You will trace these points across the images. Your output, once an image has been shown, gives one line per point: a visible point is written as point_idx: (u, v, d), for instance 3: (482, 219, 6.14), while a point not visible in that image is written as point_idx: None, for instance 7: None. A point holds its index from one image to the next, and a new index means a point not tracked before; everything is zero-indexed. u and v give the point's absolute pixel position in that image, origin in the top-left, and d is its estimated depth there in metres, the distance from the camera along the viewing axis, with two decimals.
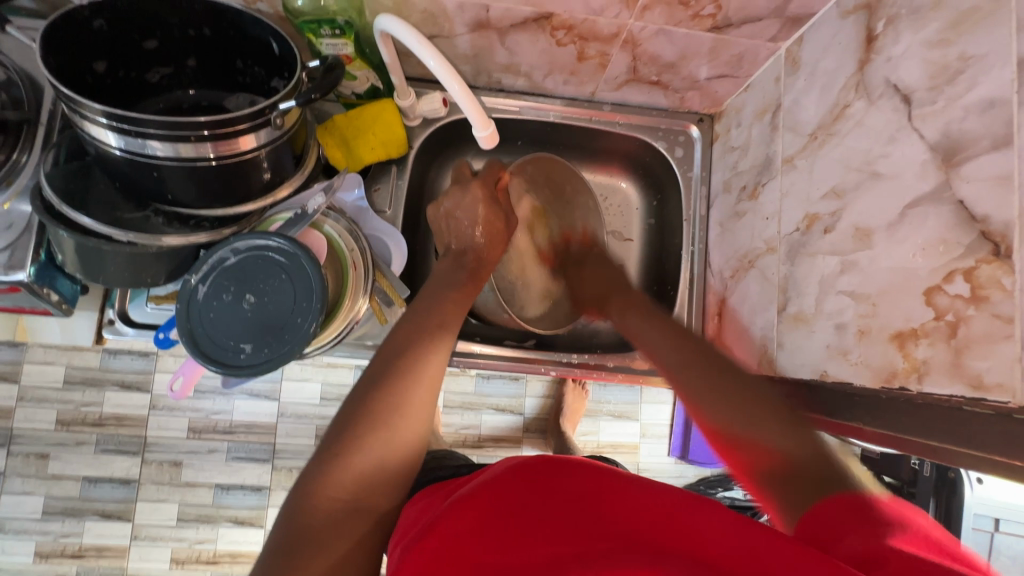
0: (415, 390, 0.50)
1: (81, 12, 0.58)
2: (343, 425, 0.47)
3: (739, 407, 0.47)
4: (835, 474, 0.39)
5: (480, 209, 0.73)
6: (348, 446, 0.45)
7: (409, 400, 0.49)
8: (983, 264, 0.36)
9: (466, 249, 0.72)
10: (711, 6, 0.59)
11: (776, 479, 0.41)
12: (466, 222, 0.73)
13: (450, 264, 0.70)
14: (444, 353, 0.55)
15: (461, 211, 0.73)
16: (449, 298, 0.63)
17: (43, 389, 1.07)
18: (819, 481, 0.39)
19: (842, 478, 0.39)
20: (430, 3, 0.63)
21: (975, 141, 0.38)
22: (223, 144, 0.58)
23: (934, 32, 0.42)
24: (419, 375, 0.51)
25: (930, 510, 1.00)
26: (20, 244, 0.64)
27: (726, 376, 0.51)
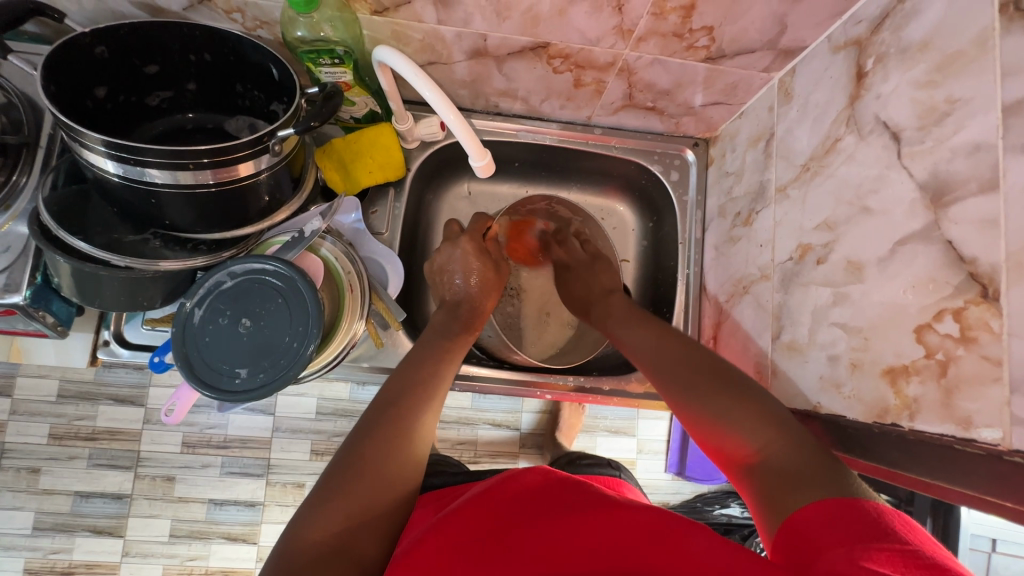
0: (407, 441, 0.51)
1: (84, 39, 0.59)
2: (348, 462, 0.48)
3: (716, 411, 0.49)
4: (828, 474, 0.39)
5: (473, 261, 0.74)
6: (347, 482, 0.46)
7: (399, 448, 0.50)
8: (972, 305, 0.37)
9: (460, 300, 0.73)
10: (705, 38, 0.60)
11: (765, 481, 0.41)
12: (458, 273, 0.74)
13: (439, 314, 0.71)
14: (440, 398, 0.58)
15: (454, 266, 0.74)
16: (444, 343, 0.65)
17: (36, 403, 1.06)
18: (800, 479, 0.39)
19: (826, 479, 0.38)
20: (428, 32, 0.64)
21: (962, 183, 0.38)
22: (222, 171, 0.59)
23: (922, 72, 0.43)
24: (412, 425, 0.53)
25: (928, 530, 0.99)
26: (16, 266, 0.64)
27: (715, 380, 0.51)
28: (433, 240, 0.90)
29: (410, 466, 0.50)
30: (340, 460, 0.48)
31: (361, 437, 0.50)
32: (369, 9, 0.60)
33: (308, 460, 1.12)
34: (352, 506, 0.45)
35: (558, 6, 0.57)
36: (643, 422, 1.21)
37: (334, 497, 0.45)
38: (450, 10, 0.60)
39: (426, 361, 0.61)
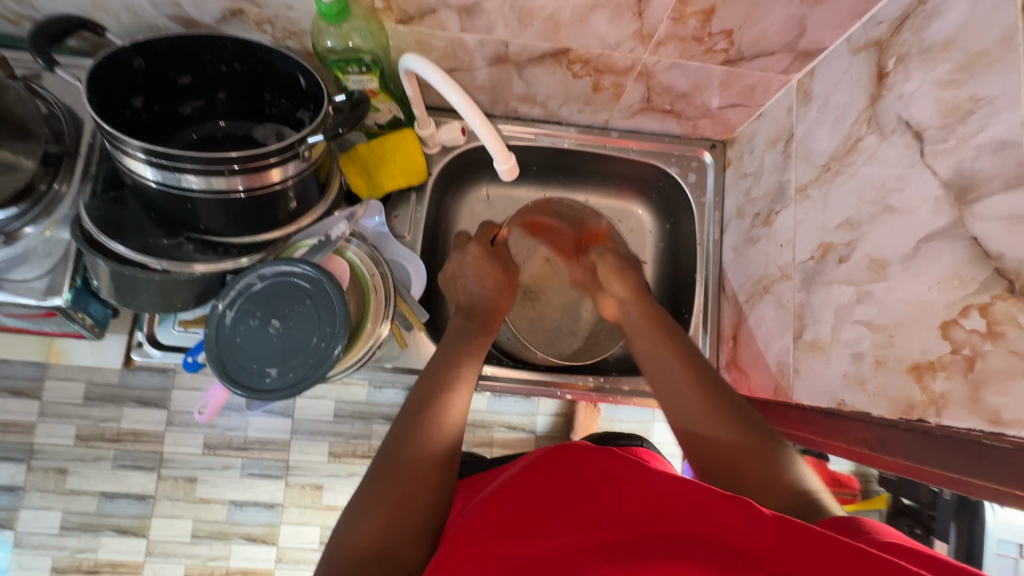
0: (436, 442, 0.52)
1: (124, 52, 0.61)
2: (382, 469, 0.49)
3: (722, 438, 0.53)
4: (816, 503, 0.45)
5: (485, 267, 0.77)
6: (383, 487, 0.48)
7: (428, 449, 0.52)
8: (999, 300, 0.37)
9: (475, 303, 0.74)
10: (724, 41, 0.61)
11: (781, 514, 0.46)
12: (471, 280, 0.76)
13: (457, 318, 0.72)
14: (464, 395, 0.59)
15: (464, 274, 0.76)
16: (465, 344, 0.67)
17: (64, 405, 1.09)
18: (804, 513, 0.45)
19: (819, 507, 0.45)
20: (452, 39, 0.65)
21: (987, 180, 0.39)
22: (254, 177, 0.61)
23: (945, 72, 0.43)
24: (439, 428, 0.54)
25: (952, 535, 0.97)
26: (57, 271, 0.67)
27: (727, 414, 0.55)
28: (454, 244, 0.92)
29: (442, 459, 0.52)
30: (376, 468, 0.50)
31: (394, 445, 0.52)
32: (395, 19, 0.62)
33: (326, 462, 1.14)
34: (389, 508, 0.46)
35: (580, 12, 0.59)
36: (658, 425, 1.21)
37: (372, 500, 0.47)
38: (474, 19, 0.61)
39: (449, 362, 0.63)
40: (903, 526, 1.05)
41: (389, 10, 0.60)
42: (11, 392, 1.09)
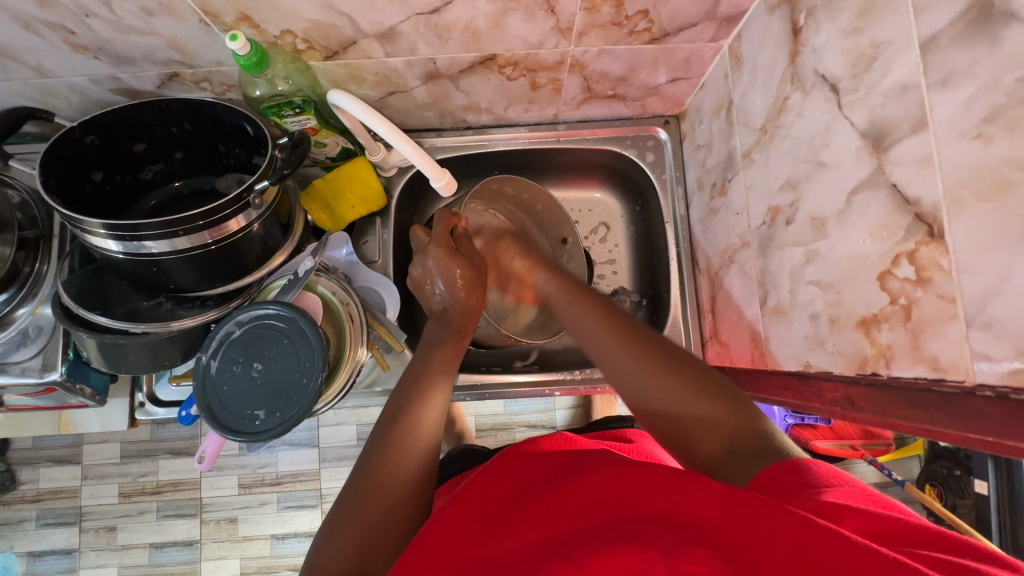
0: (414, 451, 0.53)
1: (74, 132, 0.64)
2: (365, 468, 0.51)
3: (661, 392, 0.50)
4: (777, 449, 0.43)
5: (451, 264, 0.70)
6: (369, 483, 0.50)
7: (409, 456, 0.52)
8: (923, 246, 0.36)
9: (448, 308, 0.71)
10: (644, 22, 0.61)
11: (731, 464, 0.44)
12: (438, 283, 0.71)
13: (433, 324, 0.70)
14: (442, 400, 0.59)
15: (432, 274, 0.71)
16: (439, 353, 0.65)
17: (103, 466, 1.15)
18: (750, 455, 0.43)
19: (774, 451, 0.42)
20: (379, 65, 0.66)
21: (897, 125, 0.38)
22: (215, 230, 0.63)
23: (847, 21, 0.43)
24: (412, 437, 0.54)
25: None
26: (49, 348, 0.71)
27: (662, 359, 0.52)
28: None
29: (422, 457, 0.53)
30: (347, 493, 0.50)
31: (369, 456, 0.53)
32: (321, 56, 0.64)
33: None
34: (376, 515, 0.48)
35: (493, 19, 0.59)
36: None
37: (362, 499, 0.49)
38: (394, 43, 0.62)
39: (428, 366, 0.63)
40: (943, 468, 1.14)
41: (311, 48, 0.62)
42: (53, 460, 1.14)
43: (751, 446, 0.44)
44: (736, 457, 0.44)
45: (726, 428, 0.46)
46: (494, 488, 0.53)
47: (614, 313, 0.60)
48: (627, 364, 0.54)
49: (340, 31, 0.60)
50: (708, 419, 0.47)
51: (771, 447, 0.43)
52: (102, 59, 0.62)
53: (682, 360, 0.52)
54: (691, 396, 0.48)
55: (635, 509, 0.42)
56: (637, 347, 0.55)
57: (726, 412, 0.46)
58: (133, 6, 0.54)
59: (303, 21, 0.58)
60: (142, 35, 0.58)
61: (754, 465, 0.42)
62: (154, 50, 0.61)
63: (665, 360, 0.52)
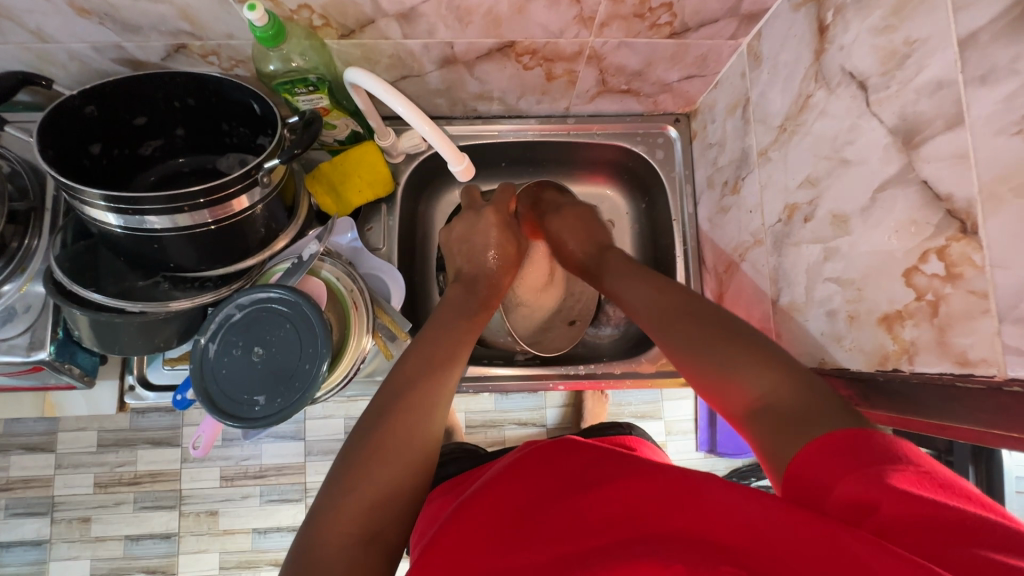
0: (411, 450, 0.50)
1: (73, 101, 0.61)
2: (353, 458, 0.48)
3: (700, 347, 0.48)
4: (819, 410, 0.38)
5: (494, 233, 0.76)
6: (359, 476, 0.47)
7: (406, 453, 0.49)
8: (954, 242, 0.36)
9: (477, 274, 0.74)
10: (667, 15, 0.60)
11: (763, 425, 0.40)
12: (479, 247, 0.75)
13: (461, 288, 0.72)
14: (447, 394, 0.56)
15: (476, 236, 0.76)
16: (454, 332, 0.63)
17: (79, 455, 1.11)
18: (800, 422, 0.37)
19: (815, 412, 0.38)
20: (396, 47, 0.65)
21: (929, 122, 0.38)
22: (218, 209, 0.60)
23: (880, 18, 0.43)
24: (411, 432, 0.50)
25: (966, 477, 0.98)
26: (39, 324, 0.68)
27: (702, 322, 0.50)
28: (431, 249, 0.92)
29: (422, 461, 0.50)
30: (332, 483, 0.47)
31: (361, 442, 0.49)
32: (337, 34, 0.62)
33: None
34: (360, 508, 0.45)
35: (517, 4, 0.58)
36: (668, 404, 1.22)
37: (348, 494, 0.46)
38: (413, 24, 0.61)
39: (434, 355, 0.59)
40: None
41: (328, 25, 0.61)
42: (25, 448, 1.10)
43: (787, 404, 0.39)
44: (768, 418, 0.40)
45: (759, 391, 0.42)
46: (509, 498, 0.51)
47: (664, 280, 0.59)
48: (667, 328, 0.53)
49: (360, 9, 0.58)
50: (762, 388, 0.42)
51: (810, 407, 0.38)
52: (107, 26, 0.60)
53: (724, 317, 0.49)
54: (746, 361, 0.44)
55: (652, 526, 0.40)
56: (680, 310, 0.53)
57: (758, 369, 0.43)
58: None
59: None
60: (153, 2, 0.56)
61: (786, 425, 0.38)
62: (164, 20, 0.59)
63: (701, 320, 0.50)
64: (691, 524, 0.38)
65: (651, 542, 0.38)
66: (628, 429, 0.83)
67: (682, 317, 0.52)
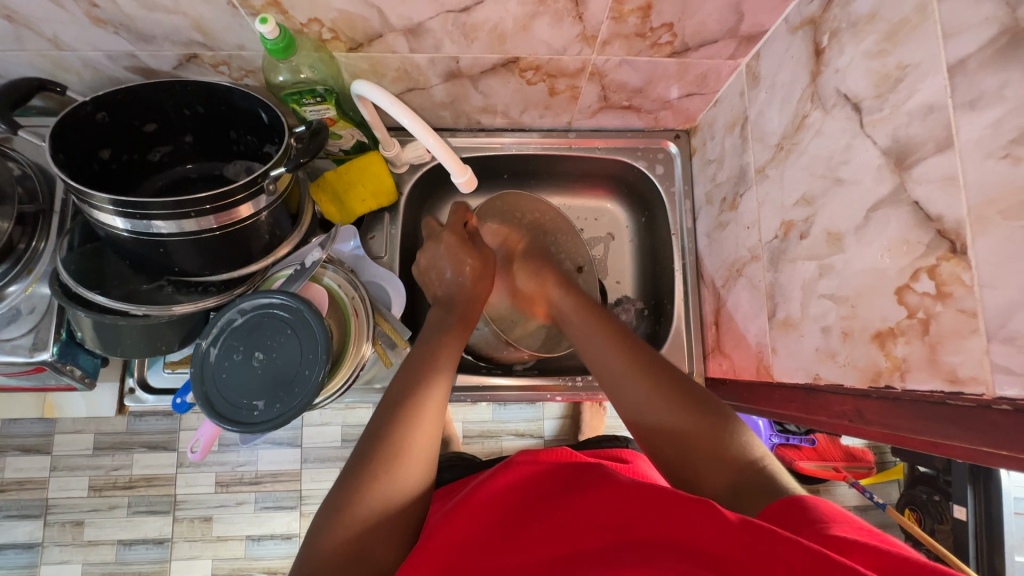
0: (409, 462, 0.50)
1: (85, 107, 0.63)
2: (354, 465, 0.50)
3: (674, 419, 0.54)
4: (776, 485, 0.45)
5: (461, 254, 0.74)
6: (359, 484, 0.48)
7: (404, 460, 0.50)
8: (944, 261, 0.37)
9: (452, 296, 0.73)
10: (668, 34, 0.62)
11: (732, 497, 0.47)
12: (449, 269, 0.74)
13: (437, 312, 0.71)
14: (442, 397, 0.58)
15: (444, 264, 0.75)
16: (442, 340, 0.65)
17: (75, 457, 1.11)
18: (761, 490, 0.46)
19: (779, 487, 0.45)
20: (402, 60, 0.67)
21: (921, 145, 0.39)
22: (224, 215, 0.61)
23: (873, 43, 0.44)
24: (409, 440, 0.51)
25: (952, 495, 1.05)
26: (42, 326, 0.69)
27: (671, 391, 0.56)
28: None
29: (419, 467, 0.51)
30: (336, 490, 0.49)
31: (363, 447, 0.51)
32: (345, 47, 0.64)
33: None
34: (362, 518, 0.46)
35: (521, 22, 0.60)
36: None
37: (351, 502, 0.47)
38: (420, 39, 0.63)
39: (427, 361, 0.61)
40: (923, 493, 1.18)
41: (337, 39, 0.62)
42: (22, 450, 1.10)
43: (753, 480, 0.47)
44: (739, 490, 0.47)
45: (729, 464, 0.49)
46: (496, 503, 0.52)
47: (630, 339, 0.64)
48: (641, 390, 0.57)
49: (368, 23, 0.60)
50: (721, 455, 0.50)
51: (768, 480, 0.46)
52: (121, 35, 0.61)
53: (688, 392, 0.55)
54: (705, 429, 0.52)
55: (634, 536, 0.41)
56: (648, 375, 0.58)
57: (727, 446, 0.50)
58: None
59: (333, 11, 0.58)
60: (167, 14, 0.58)
61: (758, 497, 0.45)
62: (178, 30, 0.60)
63: (673, 391, 0.56)
64: (674, 534, 0.39)
65: (641, 551, 0.39)
66: (623, 441, 0.83)
67: (652, 385, 0.57)
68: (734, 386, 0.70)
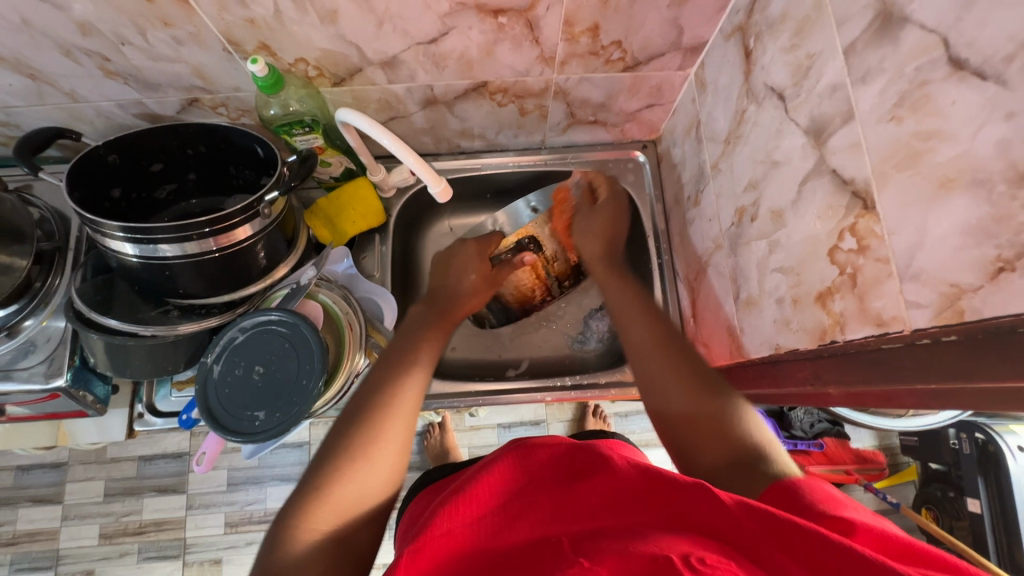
0: (377, 451, 0.52)
1: (98, 150, 0.69)
2: (331, 454, 0.51)
3: (674, 392, 0.56)
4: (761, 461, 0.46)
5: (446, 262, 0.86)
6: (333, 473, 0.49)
7: (369, 453, 0.51)
8: (861, 218, 0.41)
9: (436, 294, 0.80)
10: (618, 51, 0.69)
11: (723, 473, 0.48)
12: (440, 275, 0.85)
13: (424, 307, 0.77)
14: (414, 392, 0.60)
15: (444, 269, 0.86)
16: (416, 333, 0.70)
17: (85, 505, 1.13)
18: (750, 467, 0.46)
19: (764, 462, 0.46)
20: (382, 92, 0.74)
21: (832, 120, 0.44)
22: (223, 237, 0.67)
23: (787, 39, 0.50)
24: (371, 440, 0.52)
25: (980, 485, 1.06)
26: (57, 354, 0.73)
27: (685, 366, 0.58)
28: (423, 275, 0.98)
29: (386, 462, 0.52)
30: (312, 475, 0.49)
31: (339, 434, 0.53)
32: (330, 82, 0.71)
33: None
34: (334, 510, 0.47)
35: (485, 49, 0.67)
36: None
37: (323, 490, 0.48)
38: (396, 71, 0.70)
39: (403, 357, 0.64)
40: (937, 491, 1.14)
41: (321, 75, 0.69)
42: (34, 500, 1.13)
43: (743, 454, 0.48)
44: (728, 464, 0.48)
45: (727, 444, 0.49)
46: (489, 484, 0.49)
47: (655, 313, 0.67)
48: (652, 363, 0.60)
49: (349, 60, 0.67)
50: (721, 430, 0.50)
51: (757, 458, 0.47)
52: (131, 85, 0.69)
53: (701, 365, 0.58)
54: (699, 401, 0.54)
55: (624, 521, 0.39)
56: (662, 349, 0.61)
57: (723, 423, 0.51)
58: (166, 35, 0.61)
59: (316, 50, 0.65)
60: (170, 62, 0.65)
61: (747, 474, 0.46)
62: (180, 77, 0.68)
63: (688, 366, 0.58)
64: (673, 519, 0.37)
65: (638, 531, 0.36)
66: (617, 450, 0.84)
67: (668, 357, 0.60)
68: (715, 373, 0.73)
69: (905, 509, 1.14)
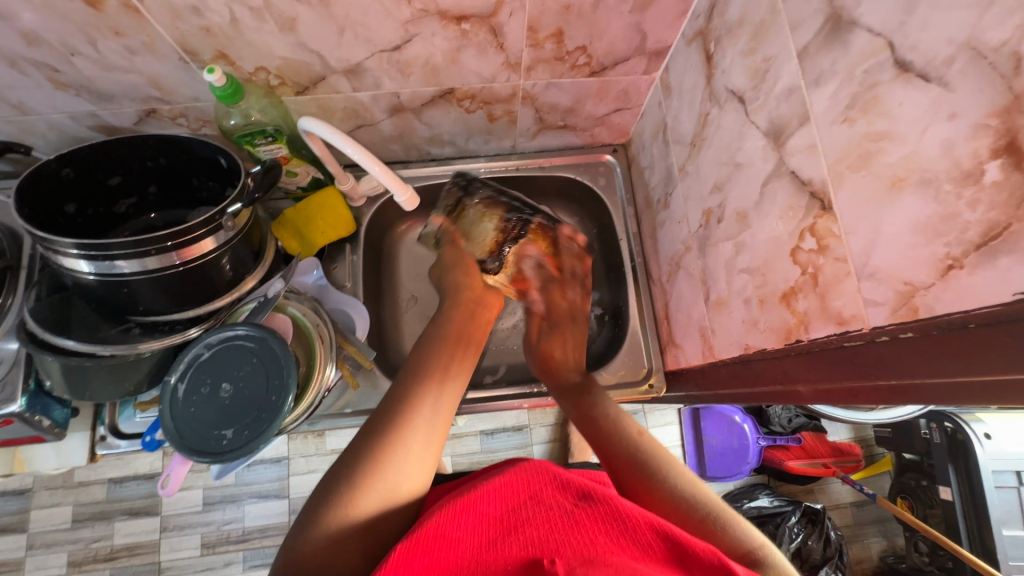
0: (407, 460, 0.49)
1: (51, 164, 0.66)
2: (356, 452, 0.49)
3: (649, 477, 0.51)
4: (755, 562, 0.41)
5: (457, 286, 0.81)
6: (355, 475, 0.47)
7: (399, 458, 0.49)
8: (819, 218, 0.42)
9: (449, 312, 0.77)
10: (583, 56, 0.69)
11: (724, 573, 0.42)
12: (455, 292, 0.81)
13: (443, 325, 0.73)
14: (448, 405, 0.57)
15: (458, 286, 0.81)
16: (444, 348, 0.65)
17: (51, 533, 1.08)
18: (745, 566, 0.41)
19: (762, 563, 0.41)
20: (348, 100, 0.73)
21: (789, 122, 0.44)
22: (185, 251, 0.64)
23: (744, 43, 0.50)
24: (400, 444, 0.50)
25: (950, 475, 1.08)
26: (10, 378, 0.70)
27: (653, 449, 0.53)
28: (398, 285, 0.97)
29: (415, 469, 0.49)
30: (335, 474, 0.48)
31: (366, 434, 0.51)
32: (293, 91, 0.69)
33: None
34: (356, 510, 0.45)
35: (449, 55, 0.66)
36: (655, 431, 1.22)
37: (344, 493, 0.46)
38: (360, 78, 0.69)
39: (438, 369, 0.61)
40: (911, 480, 1.17)
41: (284, 84, 0.68)
42: None
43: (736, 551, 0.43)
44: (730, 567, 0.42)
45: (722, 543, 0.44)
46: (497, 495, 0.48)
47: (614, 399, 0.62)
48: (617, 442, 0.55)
49: (310, 68, 0.66)
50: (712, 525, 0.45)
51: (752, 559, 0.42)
52: (82, 96, 0.66)
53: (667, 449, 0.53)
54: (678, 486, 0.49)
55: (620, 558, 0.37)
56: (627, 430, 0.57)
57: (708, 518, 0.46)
58: (118, 45, 0.59)
59: (277, 59, 0.64)
60: (124, 73, 0.63)
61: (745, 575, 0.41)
62: (136, 87, 0.66)
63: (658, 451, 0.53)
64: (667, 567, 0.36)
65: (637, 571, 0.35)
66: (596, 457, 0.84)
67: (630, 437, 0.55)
68: (689, 375, 0.73)
69: (881, 500, 1.15)
